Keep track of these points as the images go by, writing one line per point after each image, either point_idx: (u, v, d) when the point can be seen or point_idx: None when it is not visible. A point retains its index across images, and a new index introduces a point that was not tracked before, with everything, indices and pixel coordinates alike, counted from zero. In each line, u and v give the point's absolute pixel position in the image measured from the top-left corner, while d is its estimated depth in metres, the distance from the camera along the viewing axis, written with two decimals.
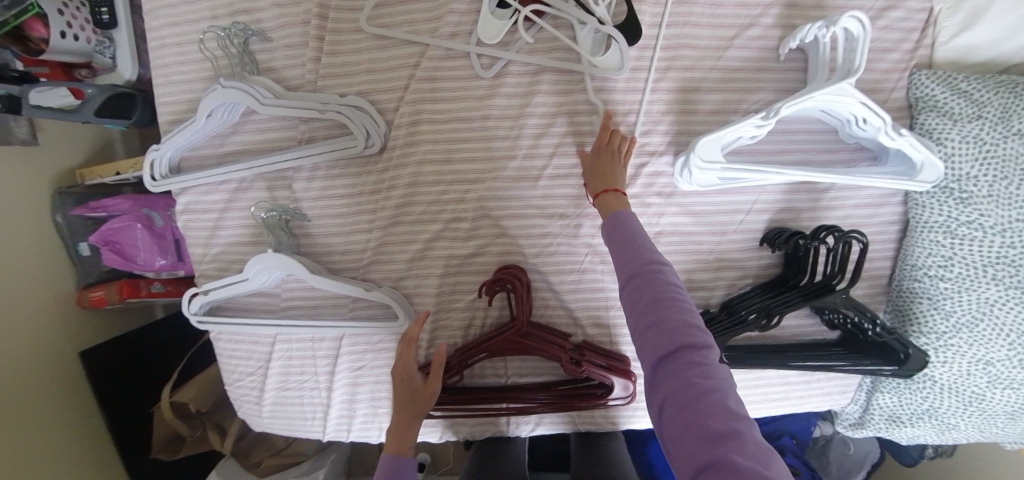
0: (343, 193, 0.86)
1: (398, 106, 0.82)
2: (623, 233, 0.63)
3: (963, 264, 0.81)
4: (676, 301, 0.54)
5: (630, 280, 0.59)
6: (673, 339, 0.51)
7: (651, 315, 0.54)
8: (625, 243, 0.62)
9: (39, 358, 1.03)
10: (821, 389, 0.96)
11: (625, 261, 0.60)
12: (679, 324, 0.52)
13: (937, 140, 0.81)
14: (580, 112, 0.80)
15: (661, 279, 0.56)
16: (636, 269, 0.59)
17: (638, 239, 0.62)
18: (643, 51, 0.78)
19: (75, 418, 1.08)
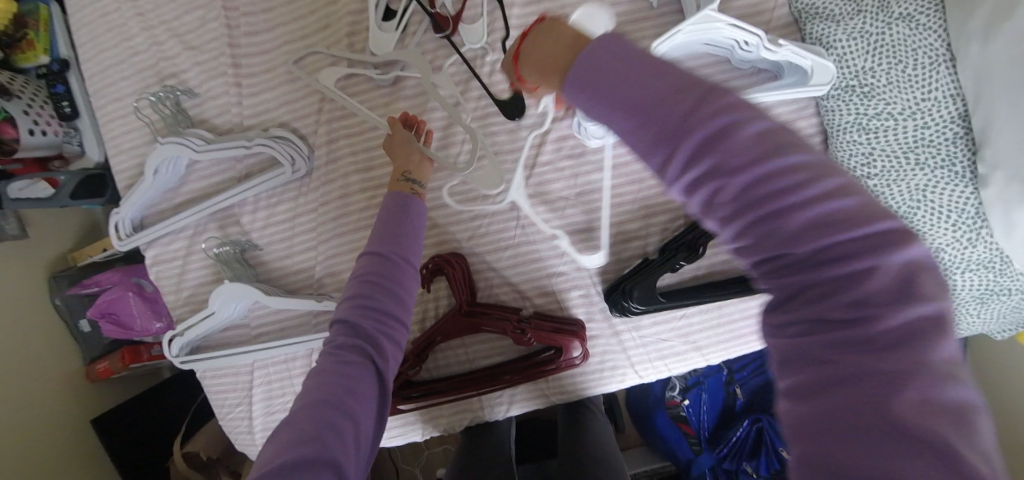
0: (285, 219, 0.93)
1: (318, 127, 0.90)
2: (604, 70, 0.44)
3: (885, 158, 0.83)
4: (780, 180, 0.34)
5: (715, 193, 0.36)
6: (819, 298, 0.32)
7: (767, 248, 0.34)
8: (610, 77, 0.43)
9: (54, 432, 1.10)
10: None
11: (640, 119, 0.40)
12: (827, 263, 0.32)
13: (826, 45, 0.84)
14: (480, 97, 0.86)
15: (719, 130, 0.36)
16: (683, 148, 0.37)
17: (643, 63, 0.42)
18: (522, 31, 0.85)
19: None
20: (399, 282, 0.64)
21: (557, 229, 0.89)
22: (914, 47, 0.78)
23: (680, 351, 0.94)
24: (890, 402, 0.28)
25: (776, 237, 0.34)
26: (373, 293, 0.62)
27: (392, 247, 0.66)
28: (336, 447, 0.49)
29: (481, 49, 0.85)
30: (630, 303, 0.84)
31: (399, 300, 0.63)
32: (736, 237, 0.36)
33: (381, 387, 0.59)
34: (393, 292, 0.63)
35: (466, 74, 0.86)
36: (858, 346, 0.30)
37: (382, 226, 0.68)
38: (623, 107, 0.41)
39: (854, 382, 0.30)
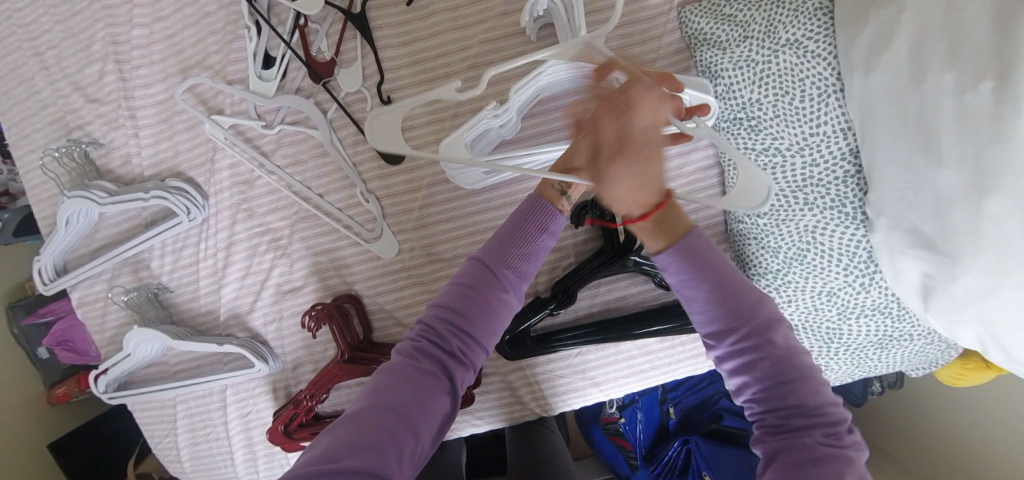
0: (192, 262, 0.96)
1: (211, 175, 0.91)
2: (694, 258, 0.52)
3: (774, 196, 0.78)
4: (795, 357, 0.48)
5: (734, 342, 0.50)
6: (792, 416, 0.46)
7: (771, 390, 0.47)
8: (711, 265, 0.52)
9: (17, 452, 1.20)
10: (690, 352, 0.93)
11: (711, 295, 0.51)
12: (806, 398, 0.46)
13: (714, 73, 0.80)
14: (361, 142, 0.86)
15: (769, 322, 0.49)
16: (731, 325, 0.50)
17: (711, 255, 0.53)
18: (399, 71, 0.84)
19: None
20: (492, 304, 0.55)
21: (446, 270, 0.89)
22: (801, 76, 0.73)
23: (578, 388, 0.94)
24: (843, 465, 0.43)
25: (783, 389, 0.47)
26: (467, 305, 0.55)
27: (502, 262, 0.57)
28: (395, 460, 0.46)
29: (359, 92, 0.85)
30: (509, 345, 0.85)
31: (501, 300, 0.56)
32: (739, 379, 0.50)
33: (446, 417, 0.53)
34: (493, 310, 0.55)
35: (346, 118, 0.85)
36: (811, 420, 0.45)
37: (504, 231, 0.59)
38: (695, 294, 0.53)
39: (806, 459, 0.44)
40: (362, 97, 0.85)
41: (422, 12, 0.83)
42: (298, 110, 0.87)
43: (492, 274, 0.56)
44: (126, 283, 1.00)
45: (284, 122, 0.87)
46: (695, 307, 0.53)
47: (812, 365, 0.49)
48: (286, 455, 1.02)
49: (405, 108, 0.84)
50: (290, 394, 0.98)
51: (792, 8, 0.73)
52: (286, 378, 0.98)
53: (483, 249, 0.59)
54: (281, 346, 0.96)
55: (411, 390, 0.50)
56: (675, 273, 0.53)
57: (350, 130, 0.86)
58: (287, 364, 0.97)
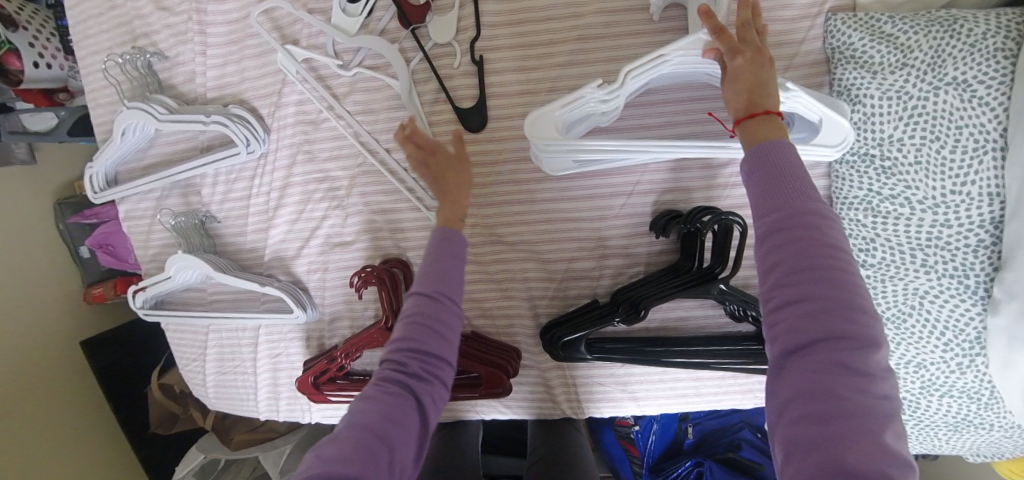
0: (244, 197, 0.93)
1: (275, 109, 0.86)
2: (764, 153, 0.51)
3: (887, 248, 0.70)
4: (844, 288, 0.43)
5: (775, 238, 0.47)
6: (813, 319, 0.43)
7: (798, 290, 0.45)
8: (776, 164, 0.50)
9: (49, 344, 1.23)
10: (740, 387, 0.87)
11: (766, 191, 0.50)
12: (834, 302, 0.43)
13: (854, 99, 0.70)
14: (436, 100, 0.79)
15: (823, 240, 0.45)
16: (791, 232, 0.47)
17: (782, 154, 0.51)
18: (496, 30, 0.76)
19: (84, 395, 1.26)
20: (441, 320, 0.58)
21: (506, 254, 0.85)
22: (958, 123, 0.63)
23: (615, 398, 0.90)
24: (860, 408, 0.40)
25: (809, 289, 0.44)
26: (415, 326, 0.58)
27: (434, 282, 0.60)
28: None
29: (448, 46, 0.77)
30: (566, 348, 0.81)
31: (446, 333, 0.58)
32: (770, 279, 0.47)
33: (421, 438, 0.55)
34: (442, 335, 0.58)
35: (429, 71, 0.78)
36: (838, 354, 0.42)
37: (432, 258, 0.62)
38: (754, 190, 0.51)
39: (821, 392, 0.41)
40: (451, 52, 0.77)
41: None
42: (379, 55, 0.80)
43: (430, 295, 0.59)
44: (173, 205, 0.97)
45: (362, 65, 0.80)
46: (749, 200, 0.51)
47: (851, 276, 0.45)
48: (308, 402, 1.02)
49: (496, 74, 0.77)
50: (322, 345, 0.97)
51: (970, 41, 0.62)
52: (321, 329, 0.96)
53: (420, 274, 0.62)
54: (320, 297, 0.94)
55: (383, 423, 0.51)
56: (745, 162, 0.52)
57: (431, 87, 0.79)
58: (323, 317, 0.95)
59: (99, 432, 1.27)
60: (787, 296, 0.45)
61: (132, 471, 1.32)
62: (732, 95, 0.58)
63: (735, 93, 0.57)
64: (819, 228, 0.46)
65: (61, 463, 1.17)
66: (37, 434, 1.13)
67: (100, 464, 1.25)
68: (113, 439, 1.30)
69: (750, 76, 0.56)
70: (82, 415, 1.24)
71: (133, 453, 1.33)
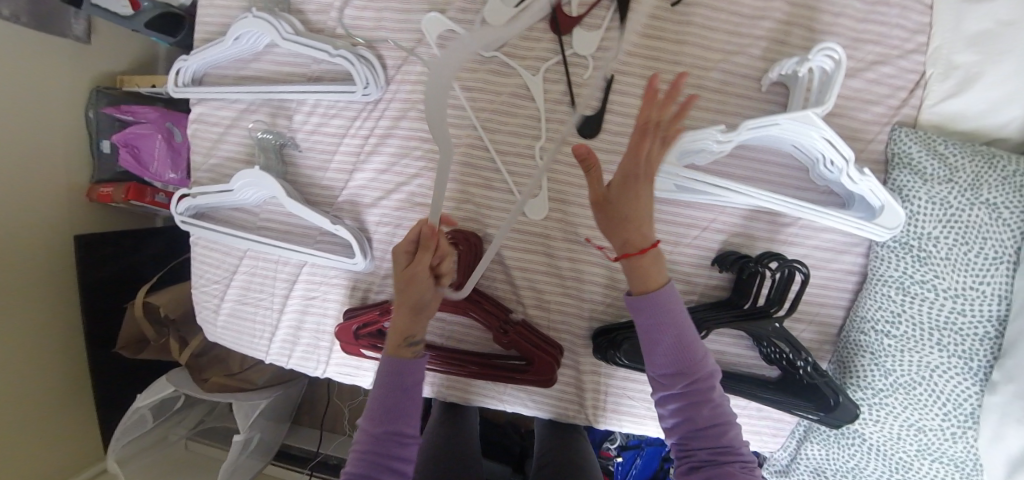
0: (336, 134, 0.93)
1: (402, 63, 0.88)
2: (664, 313, 0.63)
3: (911, 324, 0.79)
4: (725, 425, 0.61)
5: (677, 386, 0.62)
6: (705, 445, 0.61)
7: (693, 423, 0.61)
8: (672, 320, 0.63)
9: (39, 227, 1.15)
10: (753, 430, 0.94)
11: (667, 346, 0.63)
12: (719, 434, 0.61)
13: (905, 197, 0.80)
14: (559, 101, 0.85)
15: (710, 387, 0.62)
16: (687, 380, 0.62)
17: (676, 316, 0.63)
18: (630, 59, 0.83)
19: (61, 287, 1.19)
20: (404, 442, 0.69)
21: (580, 254, 0.90)
22: (985, 235, 0.75)
23: (638, 414, 0.95)
24: None
25: (700, 421, 0.61)
26: (379, 455, 0.67)
27: (389, 419, 0.69)
28: None
29: (584, 59, 0.83)
30: (616, 353, 0.84)
31: (400, 460, 0.67)
32: (673, 416, 0.63)
33: None
34: (394, 463, 0.67)
35: (562, 74, 0.84)
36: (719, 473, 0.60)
37: (381, 389, 0.70)
38: (652, 340, 0.64)
39: None
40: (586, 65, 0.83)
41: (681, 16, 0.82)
42: (519, 45, 0.84)
43: (387, 431, 0.68)
44: (252, 122, 0.95)
45: (500, 50, 0.85)
46: (652, 349, 0.64)
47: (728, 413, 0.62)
48: (327, 353, 0.98)
49: (621, 93, 0.84)
50: (367, 297, 0.95)
51: (1004, 174, 0.75)
52: (371, 282, 0.95)
53: (372, 397, 0.71)
54: (382, 251, 0.93)
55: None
56: (641, 311, 0.64)
57: (558, 88, 0.85)
58: (377, 271, 0.94)
59: (59, 333, 1.18)
60: (686, 429, 0.62)
61: (75, 383, 1.22)
62: (623, 209, 0.62)
63: (629, 207, 0.61)
64: (709, 379, 0.62)
65: (11, 354, 1.08)
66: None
67: (48, 367, 1.16)
68: (71, 343, 1.21)
69: (634, 202, 0.61)
70: (48, 309, 1.16)
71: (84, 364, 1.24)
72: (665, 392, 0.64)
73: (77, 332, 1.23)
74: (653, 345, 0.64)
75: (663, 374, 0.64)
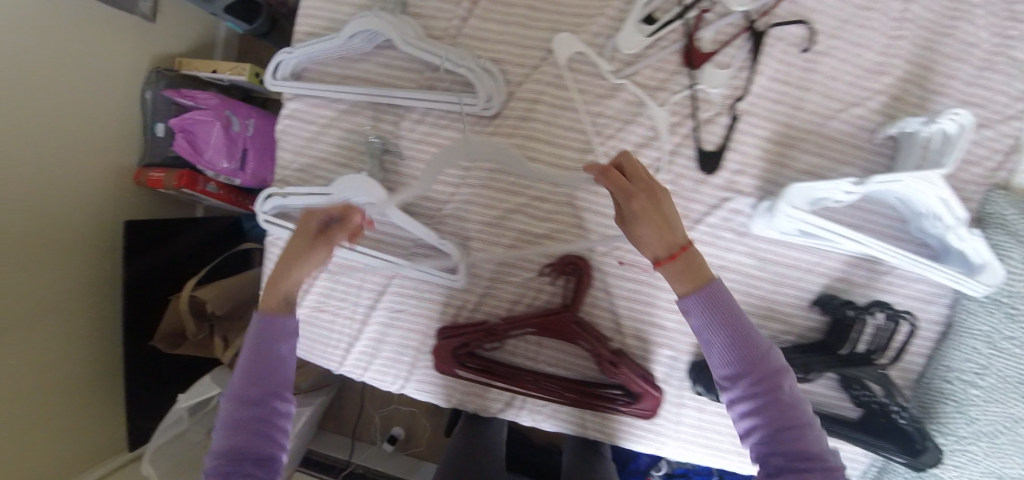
0: (442, 144, 0.90)
1: (522, 81, 0.87)
2: (720, 303, 0.55)
3: (998, 377, 0.83)
4: (795, 420, 0.51)
5: (746, 383, 0.53)
6: (792, 448, 0.50)
7: (770, 423, 0.51)
8: (722, 303, 0.55)
9: (72, 212, 1.03)
10: None
11: (733, 340, 0.54)
12: (800, 431, 0.51)
13: (999, 255, 0.83)
14: (684, 134, 0.85)
15: (773, 379, 0.52)
16: (748, 376, 0.53)
17: (729, 307, 0.55)
18: (756, 101, 0.84)
19: (86, 276, 1.08)
20: (275, 436, 0.61)
21: None
22: None
23: (722, 449, 0.92)
24: None
25: (767, 416, 0.51)
26: (238, 440, 0.59)
27: (252, 396, 0.61)
28: None
29: (711, 95, 0.83)
30: None
31: (258, 432, 0.60)
32: (743, 420, 0.54)
33: None
34: (253, 435, 0.59)
35: (689, 109, 0.84)
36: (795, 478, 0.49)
37: (250, 354, 0.63)
38: (705, 340, 0.56)
39: None
40: (713, 101, 0.83)
41: (809, 63, 0.83)
42: (650, 75, 0.84)
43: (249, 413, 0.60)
44: (357, 125, 0.92)
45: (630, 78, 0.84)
46: (716, 350, 0.55)
47: (801, 409, 0.52)
48: (408, 368, 0.95)
49: (745, 133, 0.85)
50: (462, 316, 0.92)
51: None
52: (467, 300, 0.92)
53: (238, 366, 0.62)
54: (483, 268, 0.91)
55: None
56: (690, 303, 0.56)
57: (686, 123, 0.85)
58: (473, 289, 0.92)
59: (82, 325, 1.08)
60: (765, 438, 0.52)
61: (105, 377, 1.14)
62: (665, 246, 0.56)
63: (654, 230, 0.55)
64: (775, 368, 0.53)
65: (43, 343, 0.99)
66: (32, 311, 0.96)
67: (82, 362, 1.08)
68: (105, 335, 1.13)
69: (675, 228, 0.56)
70: (87, 299, 1.08)
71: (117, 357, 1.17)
72: (731, 392, 0.54)
73: (111, 324, 1.16)
74: (709, 345, 0.56)
75: (728, 372, 0.55)
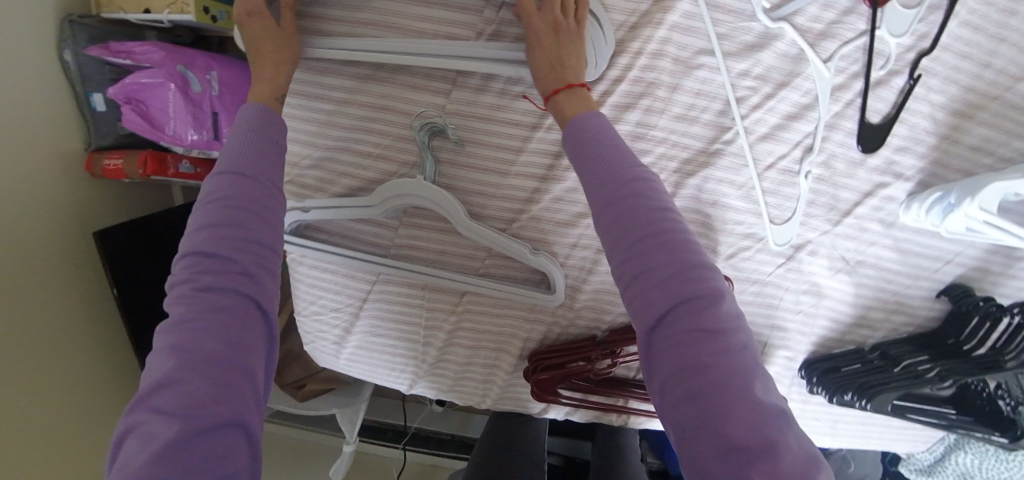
0: (514, 123, 0.70)
1: (635, 23, 0.61)
2: (594, 138, 0.50)
3: None
4: (682, 249, 0.43)
5: (606, 205, 0.46)
6: (650, 269, 0.43)
7: (645, 248, 0.43)
8: (613, 146, 0.50)
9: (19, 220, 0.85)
10: (910, 436, 1.00)
11: (593, 169, 0.49)
12: (661, 249, 0.43)
13: None
14: (846, 104, 0.66)
15: (649, 205, 0.45)
16: (612, 197, 0.46)
17: (612, 142, 0.50)
18: (934, 60, 0.65)
19: (66, 285, 0.94)
20: (271, 268, 0.47)
21: (816, 286, 0.78)
22: None
23: (819, 431, 0.95)
24: (722, 362, 0.39)
25: (661, 249, 0.43)
26: (217, 271, 0.44)
27: (204, 261, 0.44)
28: (241, 400, 0.40)
29: (884, 49, 0.63)
30: (862, 401, 0.77)
31: (201, 320, 0.42)
32: (610, 245, 0.46)
33: (272, 354, 0.47)
34: (216, 279, 0.44)
35: (854, 68, 0.64)
36: (698, 318, 0.40)
37: (241, 141, 0.51)
38: (597, 178, 0.48)
39: (698, 360, 0.39)
40: (890, 55, 0.63)
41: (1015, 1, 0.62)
42: (808, 20, 0.62)
43: (206, 250, 0.44)
44: (406, 102, 0.70)
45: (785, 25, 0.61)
46: (590, 182, 0.49)
47: (676, 228, 0.44)
48: (495, 390, 0.86)
49: (915, 100, 0.66)
50: (554, 333, 0.82)
51: None
52: (560, 316, 0.80)
53: (223, 159, 0.49)
54: (578, 280, 0.78)
55: (194, 471, 0.36)
56: (579, 143, 0.51)
57: (852, 87, 0.65)
58: (571, 303, 0.79)
59: (73, 339, 0.96)
60: (634, 268, 0.43)
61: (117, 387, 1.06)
62: (541, 61, 0.57)
63: (566, 51, 0.57)
64: (641, 189, 0.46)
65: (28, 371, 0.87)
66: (11, 343, 0.83)
67: (78, 374, 0.97)
68: (107, 345, 1.03)
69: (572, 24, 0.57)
70: (74, 312, 0.95)
71: (129, 361, 1.09)
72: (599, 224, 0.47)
73: (112, 332, 1.05)
74: (607, 179, 0.48)
75: (596, 199, 0.48)
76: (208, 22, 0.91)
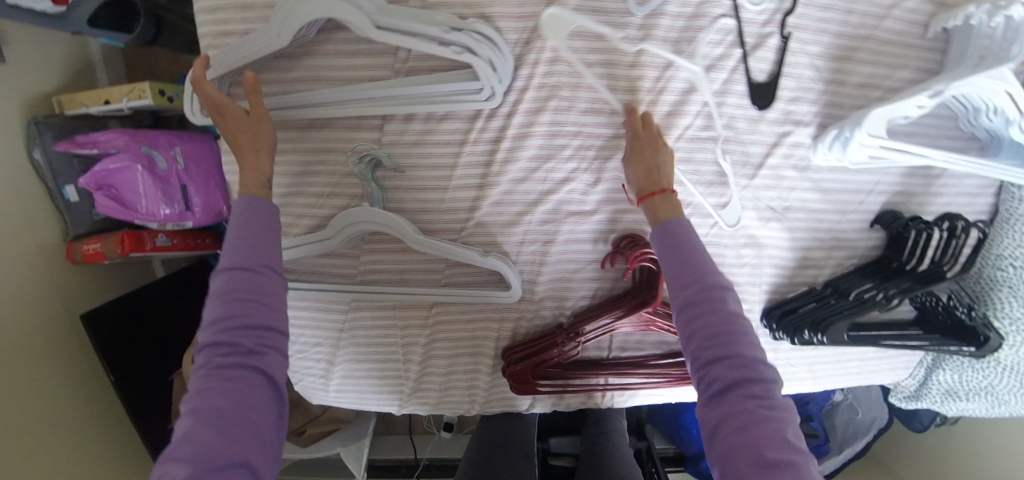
0: (444, 142, 0.76)
1: (528, 36, 0.69)
2: (678, 241, 0.59)
3: None
4: (740, 338, 0.49)
5: (683, 296, 0.54)
6: (711, 351, 0.49)
7: (711, 331, 0.50)
8: (691, 247, 0.58)
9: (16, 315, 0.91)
10: (889, 364, 1.03)
11: (673, 265, 0.57)
12: (722, 336, 0.50)
13: None
14: (733, 69, 0.73)
15: (722, 305, 0.52)
16: (690, 290, 0.54)
17: (691, 245, 0.58)
18: (802, 16, 0.72)
19: (62, 370, 0.99)
20: (280, 347, 0.51)
21: (752, 237, 0.83)
22: None
23: (799, 377, 0.98)
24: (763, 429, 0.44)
25: (722, 339, 0.50)
26: (231, 353, 0.48)
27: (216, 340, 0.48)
28: (248, 450, 0.44)
29: (753, 16, 0.71)
30: (818, 335, 0.80)
31: (213, 389, 0.46)
32: (683, 328, 0.53)
33: (282, 416, 0.50)
34: (224, 360, 0.47)
35: (732, 37, 0.71)
36: (753, 398, 0.46)
37: (239, 230, 0.55)
38: (674, 271, 0.57)
39: (746, 425, 0.45)
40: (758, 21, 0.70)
41: None
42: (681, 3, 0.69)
43: (219, 331, 0.48)
44: (342, 141, 0.76)
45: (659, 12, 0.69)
46: (671, 275, 0.57)
47: (740, 321, 0.51)
48: (481, 393, 0.90)
49: (796, 54, 0.73)
50: (524, 328, 0.87)
51: None
52: (524, 309, 0.85)
53: (224, 253, 0.53)
54: (533, 272, 0.83)
55: None
56: (666, 243, 0.59)
57: (734, 54, 0.72)
58: (532, 296, 0.84)
59: (74, 420, 1.00)
60: (699, 351, 0.51)
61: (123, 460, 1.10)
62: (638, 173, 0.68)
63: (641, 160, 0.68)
64: (717, 290, 0.53)
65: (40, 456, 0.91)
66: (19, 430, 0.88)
67: (86, 450, 1.02)
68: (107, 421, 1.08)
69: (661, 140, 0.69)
70: (73, 393, 1.00)
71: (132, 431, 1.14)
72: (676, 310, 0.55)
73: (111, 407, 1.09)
74: (684, 270, 0.56)
75: (675, 293, 0.55)
76: (166, 103, 1.01)
